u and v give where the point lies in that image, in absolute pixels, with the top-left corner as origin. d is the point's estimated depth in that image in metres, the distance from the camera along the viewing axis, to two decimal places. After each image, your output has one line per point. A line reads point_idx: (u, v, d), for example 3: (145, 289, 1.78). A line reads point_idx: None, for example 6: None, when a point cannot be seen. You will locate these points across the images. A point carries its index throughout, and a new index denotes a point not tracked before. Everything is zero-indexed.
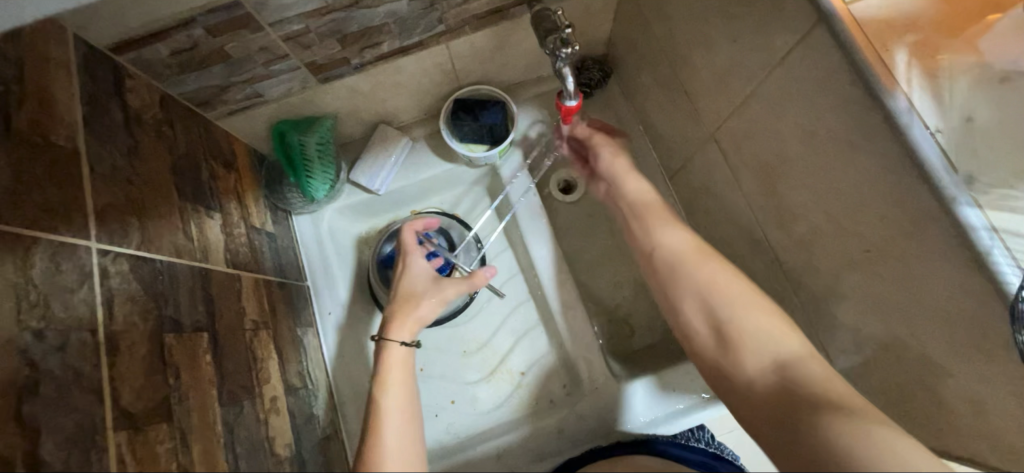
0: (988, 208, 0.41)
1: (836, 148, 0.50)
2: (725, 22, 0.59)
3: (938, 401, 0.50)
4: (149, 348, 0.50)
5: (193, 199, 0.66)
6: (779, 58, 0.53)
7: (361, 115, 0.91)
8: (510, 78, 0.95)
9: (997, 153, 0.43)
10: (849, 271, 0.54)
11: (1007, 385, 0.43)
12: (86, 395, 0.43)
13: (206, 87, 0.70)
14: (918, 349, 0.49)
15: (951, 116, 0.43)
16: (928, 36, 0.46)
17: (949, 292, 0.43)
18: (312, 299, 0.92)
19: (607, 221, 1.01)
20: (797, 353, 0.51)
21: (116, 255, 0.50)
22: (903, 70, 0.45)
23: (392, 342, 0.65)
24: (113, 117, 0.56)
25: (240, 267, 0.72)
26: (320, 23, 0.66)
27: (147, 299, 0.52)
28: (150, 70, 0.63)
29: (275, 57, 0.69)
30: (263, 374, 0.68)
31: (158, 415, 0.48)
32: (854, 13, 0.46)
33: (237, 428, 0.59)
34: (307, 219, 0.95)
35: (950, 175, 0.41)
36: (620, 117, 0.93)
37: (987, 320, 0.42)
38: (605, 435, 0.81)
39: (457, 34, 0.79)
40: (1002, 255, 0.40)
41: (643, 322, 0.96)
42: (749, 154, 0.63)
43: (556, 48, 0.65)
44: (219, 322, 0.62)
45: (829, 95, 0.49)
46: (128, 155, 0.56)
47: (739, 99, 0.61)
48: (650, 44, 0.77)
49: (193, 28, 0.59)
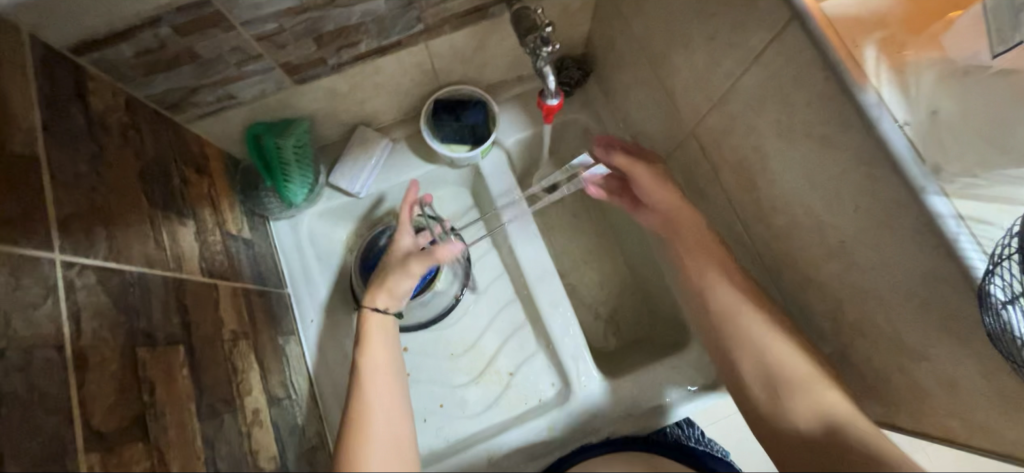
0: (954, 196, 0.43)
1: (811, 142, 0.51)
2: (702, 21, 0.60)
3: (911, 383, 0.52)
4: (121, 363, 0.47)
5: (164, 206, 0.64)
6: (755, 55, 0.55)
7: (340, 117, 0.89)
8: (491, 77, 0.94)
9: (964, 144, 0.44)
10: (826, 261, 0.55)
11: (975, 365, 0.45)
12: (52, 416, 0.40)
13: (175, 89, 0.67)
14: (892, 333, 0.51)
15: (918, 109, 0.45)
16: (895, 34, 0.48)
17: (919, 279, 0.45)
18: (293, 306, 0.89)
19: (590, 219, 1.02)
20: (843, 411, 0.54)
21: (82, 267, 0.48)
22: (872, 66, 0.46)
23: (369, 308, 0.71)
24: (75, 122, 0.53)
25: (217, 276, 0.70)
26: (294, 22, 0.64)
27: (118, 313, 0.49)
28: (114, 72, 0.60)
29: (248, 58, 0.67)
30: (244, 385, 0.66)
31: (132, 434, 0.46)
32: (826, 11, 0.48)
33: (218, 444, 0.57)
34: (285, 225, 0.92)
35: (918, 166, 0.43)
36: (600, 116, 0.93)
37: (955, 304, 0.43)
38: (595, 432, 0.81)
39: (436, 33, 0.78)
40: (968, 240, 0.41)
41: (628, 317, 0.97)
42: (729, 149, 0.64)
43: (536, 47, 0.65)
44: (195, 333, 0.60)
45: (803, 91, 0.50)
46: (92, 161, 0.53)
47: (718, 96, 0.62)
48: (629, 43, 0.78)
49: (159, 27, 0.56)
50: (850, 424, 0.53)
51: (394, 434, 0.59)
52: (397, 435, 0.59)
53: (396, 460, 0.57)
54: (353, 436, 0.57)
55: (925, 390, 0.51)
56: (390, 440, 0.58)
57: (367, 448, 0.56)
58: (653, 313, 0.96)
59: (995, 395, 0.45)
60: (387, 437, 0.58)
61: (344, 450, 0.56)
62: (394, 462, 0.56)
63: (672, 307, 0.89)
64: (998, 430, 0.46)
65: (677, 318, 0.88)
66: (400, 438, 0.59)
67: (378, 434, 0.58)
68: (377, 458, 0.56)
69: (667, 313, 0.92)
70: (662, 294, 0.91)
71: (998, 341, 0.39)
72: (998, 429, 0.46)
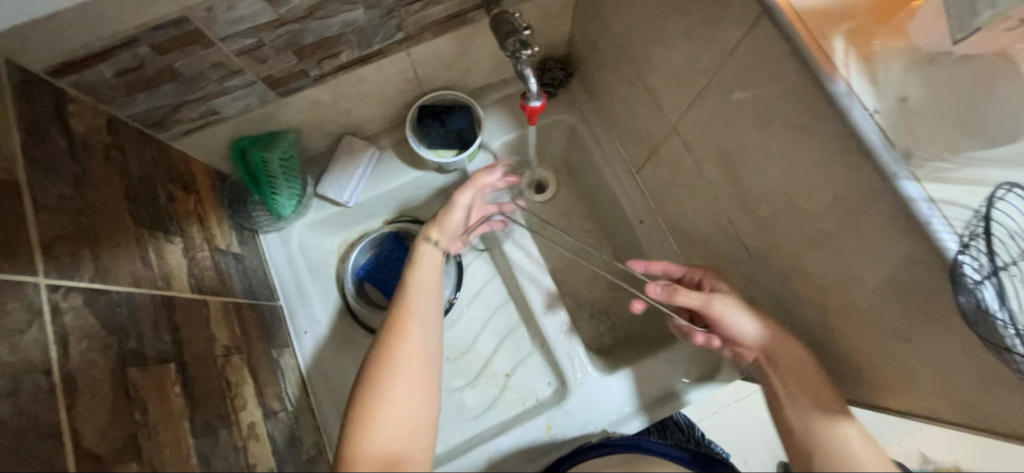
0: (925, 181, 0.43)
1: (788, 134, 0.52)
2: (678, 18, 0.61)
3: (896, 364, 0.53)
4: (111, 384, 0.47)
5: (151, 224, 0.64)
6: (730, 50, 0.55)
7: (325, 127, 0.89)
8: (475, 82, 0.95)
9: (933, 129, 0.46)
10: (809, 249, 0.56)
11: (956, 344, 0.45)
12: (44, 440, 0.40)
13: (157, 107, 0.67)
14: (876, 317, 0.52)
15: (887, 97, 0.46)
16: (862, 24, 0.49)
17: (898, 262, 0.46)
18: (286, 319, 0.89)
19: (580, 217, 1.03)
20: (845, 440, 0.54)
21: (68, 289, 0.48)
22: (841, 56, 0.47)
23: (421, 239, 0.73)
24: (57, 144, 0.53)
25: (207, 292, 0.69)
26: (273, 36, 0.64)
27: (107, 334, 0.49)
28: (94, 93, 0.60)
29: (229, 73, 0.67)
30: (239, 400, 0.66)
31: (125, 454, 0.46)
32: (794, 5, 0.49)
33: (214, 460, 0.57)
34: (275, 237, 0.92)
35: (890, 153, 0.44)
36: (585, 115, 0.94)
37: (931, 286, 0.44)
38: (594, 431, 0.81)
39: (417, 40, 0.78)
40: (941, 223, 0.42)
41: (622, 314, 0.98)
42: (711, 144, 0.65)
43: (516, 50, 0.65)
44: (187, 350, 0.59)
45: (778, 83, 0.51)
46: (75, 183, 0.53)
47: (697, 91, 0.63)
48: (609, 42, 0.79)
49: (138, 46, 0.56)
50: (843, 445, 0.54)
51: (422, 356, 0.60)
52: (424, 361, 0.59)
53: (417, 383, 0.57)
54: (386, 349, 0.59)
55: (908, 371, 0.52)
56: (416, 364, 0.59)
57: (393, 365, 0.58)
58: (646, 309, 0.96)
59: (977, 374, 0.45)
60: (416, 359, 0.59)
61: (375, 360, 0.59)
62: (414, 385, 0.57)
63: None
64: (982, 408, 0.47)
65: None
66: (426, 364, 0.60)
67: (407, 353, 0.59)
68: (401, 375, 0.57)
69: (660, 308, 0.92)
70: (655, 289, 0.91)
71: (973, 322, 0.40)
72: (982, 406, 0.47)
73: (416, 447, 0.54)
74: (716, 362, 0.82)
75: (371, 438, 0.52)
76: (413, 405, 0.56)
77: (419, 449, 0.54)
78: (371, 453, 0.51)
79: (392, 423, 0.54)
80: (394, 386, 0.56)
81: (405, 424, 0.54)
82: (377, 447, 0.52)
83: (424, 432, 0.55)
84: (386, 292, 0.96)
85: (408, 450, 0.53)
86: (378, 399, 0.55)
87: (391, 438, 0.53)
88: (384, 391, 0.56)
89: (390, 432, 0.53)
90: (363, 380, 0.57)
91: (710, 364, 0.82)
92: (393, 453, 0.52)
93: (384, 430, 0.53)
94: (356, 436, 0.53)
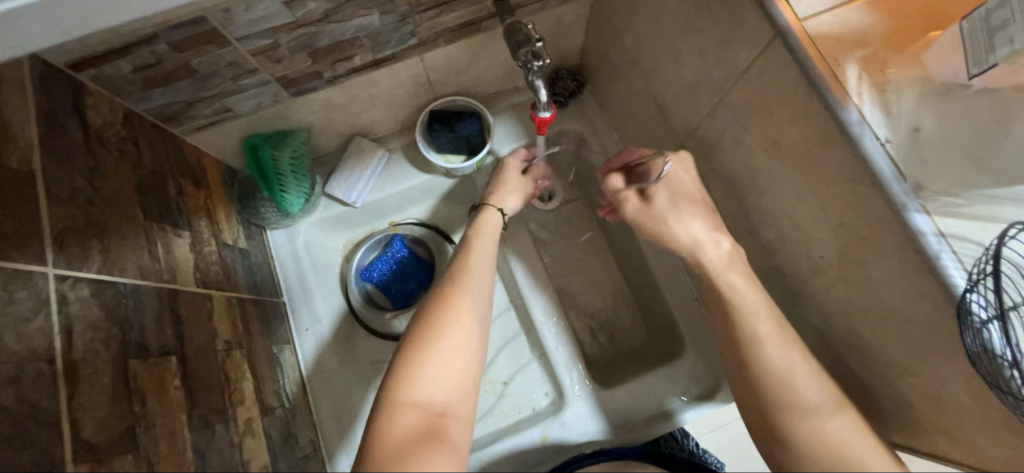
0: (935, 214, 0.43)
1: (797, 158, 0.52)
2: (690, 36, 0.61)
3: (897, 396, 0.52)
4: (113, 375, 0.48)
5: (160, 217, 0.65)
6: (741, 71, 0.55)
7: (337, 128, 0.90)
8: (487, 88, 0.95)
9: (946, 162, 0.45)
10: (815, 275, 0.56)
11: (959, 382, 0.45)
12: (43, 429, 0.41)
13: (172, 102, 0.68)
14: (880, 349, 0.51)
15: (898, 126, 0.46)
16: (877, 52, 0.49)
17: (904, 295, 0.46)
18: (289, 315, 0.91)
19: (587, 227, 1.02)
20: (818, 403, 0.50)
21: (75, 280, 0.49)
22: (853, 84, 0.47)
23: (486, 206, 0.78)
24: (73, 136, 0.54)
25: (212, 286, 0.70)
26: (289, 37, 0.65)
27: (111, 325, 0.50)
28: (112, 87, 0.61)
29: (244, 72, 0.68)
30: (237, 395, 0.67)
31: (121, 446, 0.47)
32: (807, 29, 0.48)
33: (209, 454, 0.57)
34: (282, 234, 0.94)
35: (899, 184, 0.43)
36: (595, 126, 0.94)
37: (937, 322, 0.43)
38: (587, 443, 0.80)
39: (431, 46, 0.79)
40: (950, 258, 0.41)
41: (623, 326, 0.97)
42: (720, 162, 0.65)
43: (528, 60, 0.65)
44: (188, 344, 0.60)
45: (789, 107, 0.51)
46: (88, 175, 0.54)
47: (707, 109, 0.63)
48: (622, 55, 0.78)
49: (157, 43, 0.57)
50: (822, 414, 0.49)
51: (478, 310, 0.61)
52: (477, 321, 0.60)
53: (469, 340, 0.58)
54: (441, 303, 0.60)
55: (911, 406, 0.51)
56: (469, 323, 0.59)
57: (447, 318, 0.58)
58: (648, 323, 0.95)
59: (982, 414, 0.44)
60: (471, 318, 0.60)
61: (429, 313, 0.60)
62: (466, 342, 0.57)
63: (666, 316, 0.89)
64: (986, 447, 0.45)
65: (671, 328, 0.88)
66: (479, 324, 0.60)
67: (462, 310, 0.60)
68: (455, 330, 0.58)
69: (661, 324, 0.91)
70: (657, 304, 0.90)
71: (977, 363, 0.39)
72: (986, 447, 0.46)
73: (460, 402, 0.54)
74: (716, 380, 0.81)
75: (419, 385, 0.53)
76: (463, 360, 0.56)
77: (463, 405, 0.54)
78: (418, 400, 0.52)
79: (441, 375, 0.54)
80: (447, 340, 0.57)
81: (453, 379, 0.55)
82: (423, 395, 0.52)
83: (470, 389, 0.56)
84: (386, 292, 0.97)
85: (452, 404, 0.53)
86: (430, 349, 0.56)
87: (437, 389, 0.53)
88: (436, 342, 0.56)
89: (437, 383, 0.54)
90: (415, 330, 0.58)
91: (711, 382, 0.81)
92: (438, 405, 0.53)
93: (432, 380, 0.54)
94: (403, 381, 0.53)
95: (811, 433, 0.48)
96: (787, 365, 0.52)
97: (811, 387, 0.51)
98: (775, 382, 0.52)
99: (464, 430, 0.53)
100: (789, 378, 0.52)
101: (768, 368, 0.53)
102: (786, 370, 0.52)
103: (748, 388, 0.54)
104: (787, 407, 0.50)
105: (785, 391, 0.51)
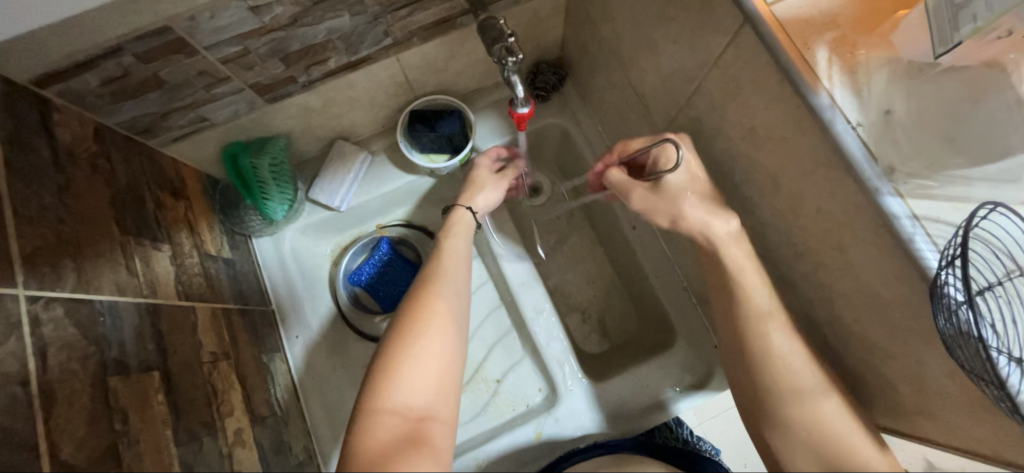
0: (908, 197, 0.43)
1: (773, 144, 0.51)
2: (664, 25, 0.60)
3: (881, 380, 0.52)
4: (91, 395, 0.48)
5: (136, 231, 0.64)
6: (715, 59, 0.54)
7: (317, 132, 0.89)
8: (467, 86, 0.94)
9: (918, 143, 0.45)
10: (796, 261, 0.55)
11: (940, 364, 0.45)
12: (20, 453, 0.41)
13: (145, 114, 0.67)
14: (861, 333, 0.51)
15: (870, 109, 0.46)
16: (847, 33, 0.48)
17: (883, 278, 0.45)
18: (278, 323, 0.90)
19: (575, 220, 1.02)
20: (815, 390, 0.52)
21: (49, 300, 0.48)
22: (824, 67, 0.47)
23: (457, 206, 0.77)
24: (41, 154, 0.53)
25: (195, 298, 0.70)
26: (259, 43, 0.64)
27: (87, 344, 0.50)
28: (81, 102, 0.60)
29: (216, 81, 0.67)
30: (225, 406, 0.66)
31: (102, 465, 0.46)
32: (777, 14, 0.48)
33: (197, 467, 0.57)
34: (267, 241, 0.93)
35: (872, 167, 0.43)
36: (578, 119, 0.93)
37: (914, 303, 0.43)
38: (583, 438, 0.80)
39: (406, 46, 0.78)
40: (924, 240, 0.41)
41: (615, 319, 0.97)
42: (699, 151, 0.64)
43: (502, 57, 0.63)
44: (172, 358, 0.60)
45: (762, 94, 0.50)
46: (59, 193, 0.53)
47: (684, 98, 0.62)
48: (600, 47, 0.77)
49: (122, 55, 0.56)
50: (820, 403, 0.51)
51: (454, 312, 0.61)
52: (454, 322, 0.60)
53: (446, 342, 0.58)
54: (416, 307, 0.60)
55: (894, 388, 0.51)
56: (445, 325, 0.59)
57: (423, 322, 0.58)
58: (639, 314, 0.95)
59: (963, 396, 0.44)
60: (447, 320, 0.60)
61: (404, 318, 0.59)
62: (443, 344, 0.57)
63: (657, 307, 0.88)
64: (969, 426, 0.46)
65: (662, 319, 0.88)
66: (456, 326, 0.60)
67: (437, 313, 0.60)
68: (431, 334, 0.57)
69: (652, 315, 0.91)
70: (647, 295, 0.90)
71: (953, 345, 0.39)
72: (968, 427, 0.46)
73: (441, 405, 0.54)
74: (709, 368, 0.81)
75: (396, 390, 0.53)
76: (441, 363, 0.56)
77: (443, 406, 0.54)
78: (397, 407, 0.52)
79: (420, 378, 0.54)
80: (423, 343, 0.56)
81: (431, 383, 0.55)
82: (402, 401, 0.52)
83: (449, 390, 0.56)
84: (375, 295, 0.96)
85: (432, 407, 0.54)
86: (407, 354, 0.55)
87: (416, 393, 0.53)
88: (412, 347, 0.56)
89: (416, 387, 0.54)
90: (391, 335, 0.58)
91: (703, 371, 0.81)
92: (417, 409, 0.53)
93: (410, 385, 0.53)
94: (381, 387, 0.53)
95: (815, 423, 0.50)
96: (783, 353, 0.53)
97: (806, 374, 0.53)
98: (773, 371, 0.53)
99: (446, 432, 0.53)
100: (786, 366, 0.53)
101: (764, 356, 0.54)
102: (781, 358, 0.53)
103: (750, 377, 0.54)
104: (788, 396, 0.52)
105: (789, 380, 0.52)
